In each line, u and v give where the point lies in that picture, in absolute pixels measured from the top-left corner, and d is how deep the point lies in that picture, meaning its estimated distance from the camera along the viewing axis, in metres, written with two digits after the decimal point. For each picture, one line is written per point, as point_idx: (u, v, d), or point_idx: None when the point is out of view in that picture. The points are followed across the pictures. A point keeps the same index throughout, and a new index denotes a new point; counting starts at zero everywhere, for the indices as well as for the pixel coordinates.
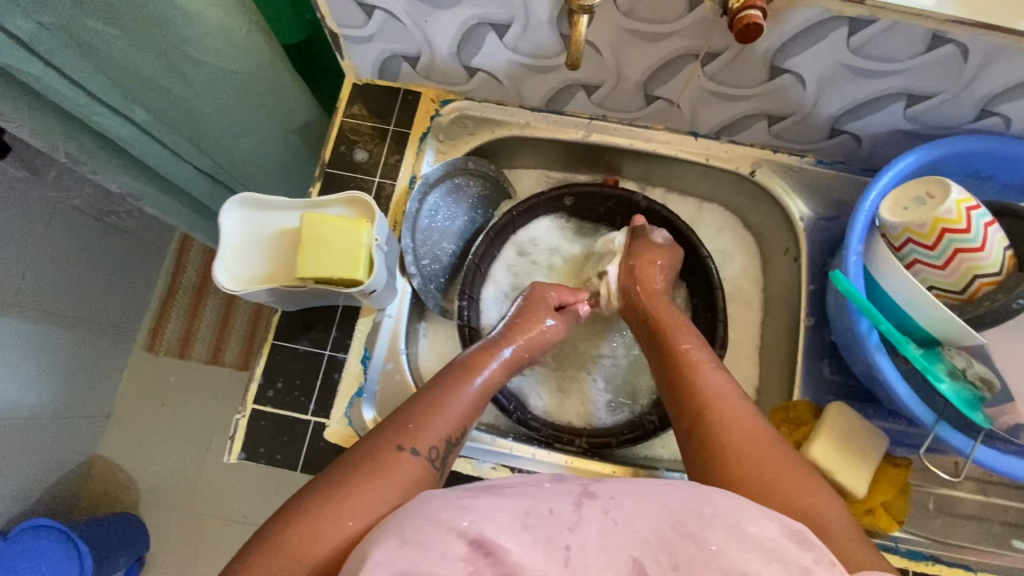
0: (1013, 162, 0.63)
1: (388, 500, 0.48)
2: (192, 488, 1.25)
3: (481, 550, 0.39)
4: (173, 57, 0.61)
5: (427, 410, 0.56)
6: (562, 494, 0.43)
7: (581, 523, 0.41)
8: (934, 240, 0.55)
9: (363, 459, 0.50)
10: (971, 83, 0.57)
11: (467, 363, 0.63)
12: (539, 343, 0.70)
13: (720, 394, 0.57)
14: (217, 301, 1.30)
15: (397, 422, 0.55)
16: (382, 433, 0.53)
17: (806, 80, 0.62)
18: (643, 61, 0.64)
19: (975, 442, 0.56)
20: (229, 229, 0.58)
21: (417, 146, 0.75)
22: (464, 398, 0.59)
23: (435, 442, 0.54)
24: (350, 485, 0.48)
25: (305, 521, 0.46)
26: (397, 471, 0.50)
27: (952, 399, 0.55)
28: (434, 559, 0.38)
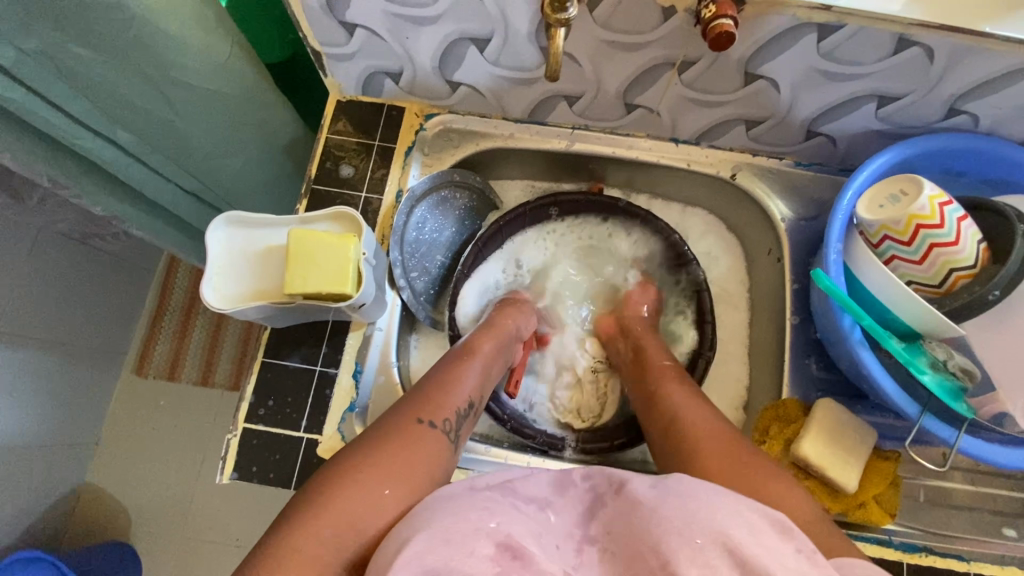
0: (981, 158, 0.65)
1: (418, 473, 0.50)
2: (185, 512, 1.24)
3: (509, 552, 0.40)
4: (156, 78, 0.61)
5: (436, 387, 0.59)
6: (562, 534, 0.46)
7: (582, 565, 0.44)
8: (909, 237, 0.57)
9: (389, 434, 0.52)
10: (937, 83, 0.59)
11: (466, 345, 0.66)
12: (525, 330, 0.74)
13: (687, 407, 0.61)
14: (206, 321, 1.29)
15: (409, 401, 0.57)
16: (399, 411, 0.55)
17: (780, 85, 0.64)
18: (622, 71, 0.65)
19: (959, 433, 0.57)
20: (216, 248, 0.58)
21: (403, 159, 0.76)
22: (466, 370, 0.62)
23: (447, 415, 0.56)
24: (382, 458, 0.49)
25: (341, 497, 0.46)
26: (420, 444, 0.52)
27: (935, 390, 0.55)
28: (461, 556, 0.39)
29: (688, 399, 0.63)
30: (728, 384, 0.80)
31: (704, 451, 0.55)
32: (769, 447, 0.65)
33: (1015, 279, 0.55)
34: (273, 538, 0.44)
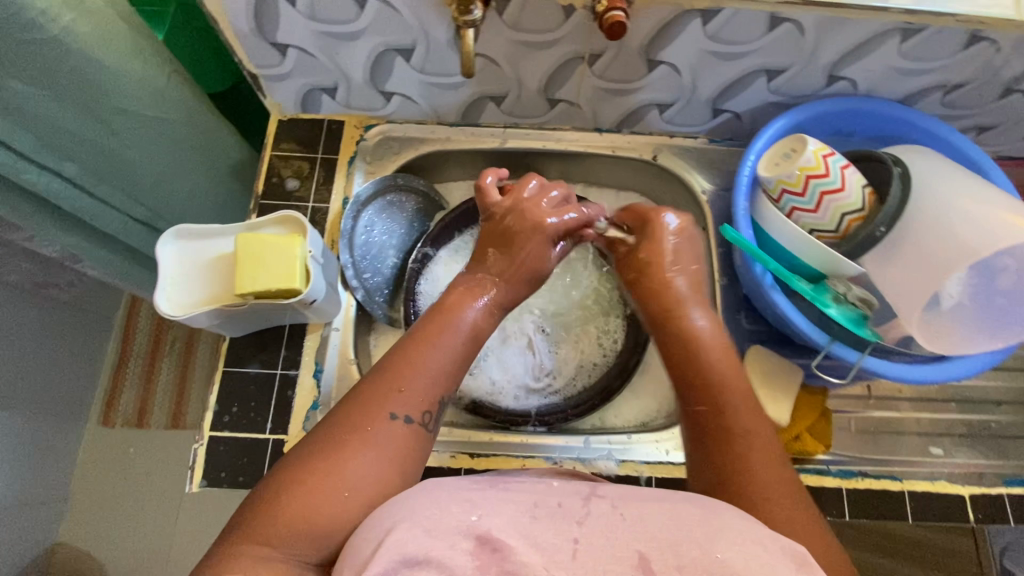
0: (862, 117, 0.75)
1: (387, 470, 0.47)
2: (163, 556, 1.21)
3: (489, 545, 0.38)
4: (99, 108, 0.64)
5: (411, 368, 0.52)
6: (569, 491, 0.44)
7: (590, 518, 0.41)
8: (803, 188, 0.64)
9: (360, 430, 0.47)
10: (812, 54, 0.67)
11: (443, 307, 0.58)
12: (520, 264, 0.64)
13: (744, 410, 0.54)
14: (174, 359, 1.29)
15: (382, 383, 0.50)
16: (373, 395, 0.49)
17: (680, 69, 0.71)
18: (539, 69, 0.72)
19: (862, 355, 0.63)
20: (166, 261, 0.61)
21: (346, 169, 0.80)
22: (451, 351, 0.55)
23: (427, 407, 0.51)
24: (349, 453, 0.46)
25: (297, 497, 0.43)
26: (394, 443, 0.48)
27: (840, 321, 0.64)
28: (443, 547, 0.38)
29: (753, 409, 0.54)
30: None
31: (754, 479, 0.49)
32: None
33: (895, 214, 0.62)
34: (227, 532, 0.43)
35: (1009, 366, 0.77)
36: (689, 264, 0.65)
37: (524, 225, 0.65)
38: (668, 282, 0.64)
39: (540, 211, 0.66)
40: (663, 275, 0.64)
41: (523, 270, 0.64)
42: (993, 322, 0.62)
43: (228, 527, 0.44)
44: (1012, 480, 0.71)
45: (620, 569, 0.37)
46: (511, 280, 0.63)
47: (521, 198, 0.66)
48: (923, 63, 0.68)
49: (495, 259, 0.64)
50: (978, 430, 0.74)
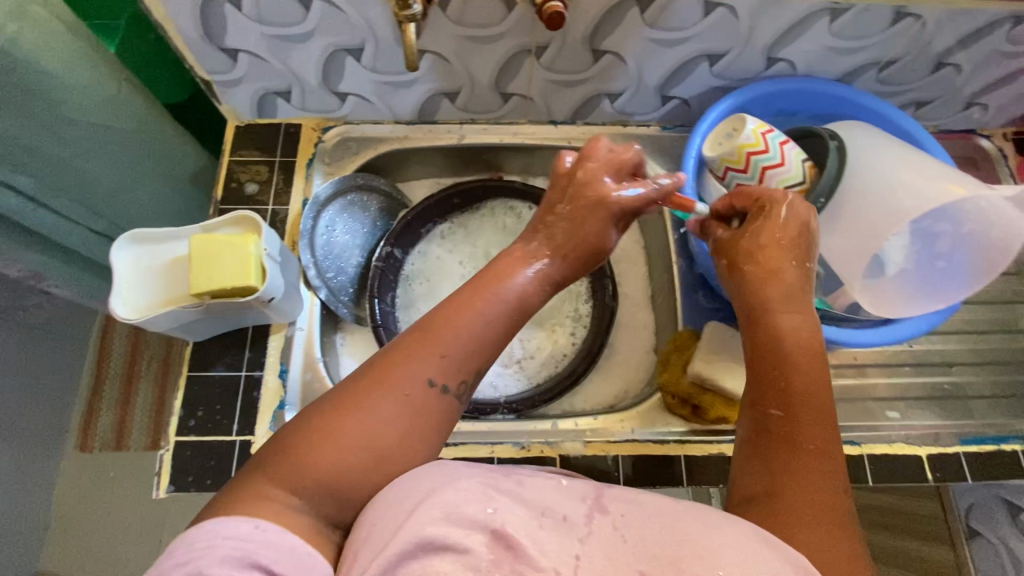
0: (804, 96, 0.78)
1: (416, 440, 0.44)
2: None
3: (502, 541, 0.38)
4: (48, 118, 0.65)
5: (449, 332, 0.48)
6: (574, 500, 0.43)
7: (593, 535, 0.40)
8: (744, 164, 0.66)
9: (395, 393, 0.44)
10: (749, 37, 0.70)
11: (491, 273, 0.54)
12: (576, 244, 0.58)
13: (823, 406, 0.48)
14: (150, 384, 1.26)
15: (423, 347, 0.46)
16: (411, 359, 0.45)
17: (625, 57, 0.73)
18: (488, 63, 0.73)
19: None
20: (121, 265, 0.60)
21: (306, 171, 0.81)
22: (493, 318, 0.50)
23: (463, 377, 0.47)
24: (381, 419, 0.43)
25: (323, 454, 0.41)
26: (427, 411, 0.45)
27: None
28: (461, 533, 0.37)
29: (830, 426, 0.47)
30: (639, 331, 0.85)
31: (804, 502, 0.43)
32: (669, 373, 0.72)
33: (833, 185, 0.65)
34: (253, 468, 0.42)
35: (961, 330, 0.79)
36: (801, 258, 0.56)
37: (584, 198, 0.59)
38: (775, 271, 0.55)
39: (606, 186, 0.60)
40: (781, 261, 0.56)
41: (577, 252, 0.58)
42: (930, 280, 0.67)
43: (254, 460, 0.42)
44: (968, 439, 0.73)
45: None
46: (566, 258, 0.58)
47: (587, 165, 0.61)
48: (855, 41, 0.71)
49: (549, 227, 0.59)
50: (933, 392, 0.76)
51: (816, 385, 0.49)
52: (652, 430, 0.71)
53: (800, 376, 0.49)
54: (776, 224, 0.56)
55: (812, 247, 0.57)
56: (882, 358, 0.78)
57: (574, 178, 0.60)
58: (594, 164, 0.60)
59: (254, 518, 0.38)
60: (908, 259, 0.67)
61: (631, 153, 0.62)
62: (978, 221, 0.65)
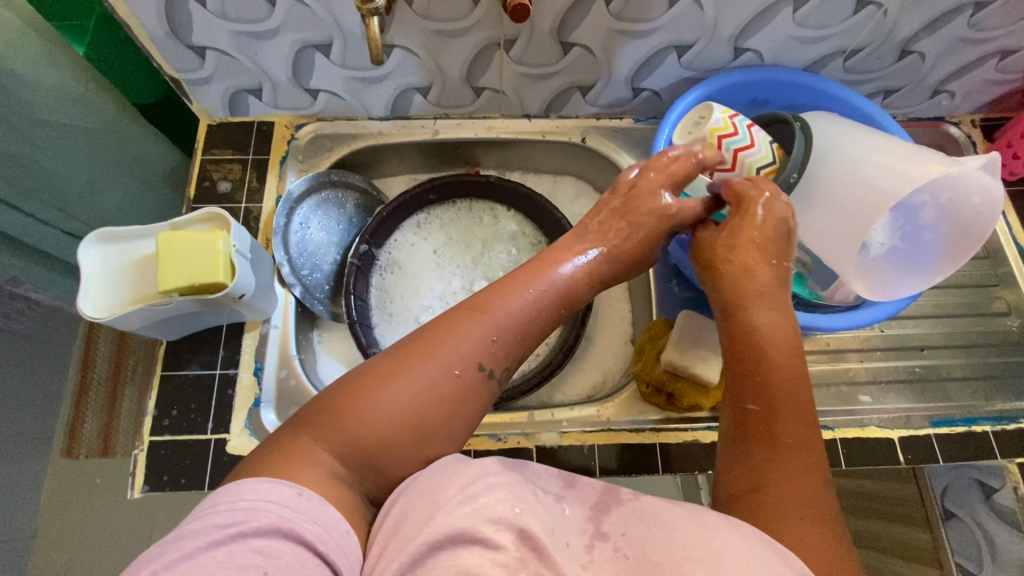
0: (774, 85, 0.79)
1: (461, 421, 0.46)
2: None
3: (529, 542, 0.39)
4: (13, 119, 0.65)
5: (501, 316, 0.49)
6: (574, 529, 0.43)
7: (594, 563, 0.41)
8: (717, 148, 0.67)
9: (445, 371, 0.45)
10: (714, 27, 0.71)
11: (541, 259, 0.55)
12: (627, 248, 0.59)
13: (796, 400, 0.48)
14: (134, 388, 1.18)
15: (476, 332, 0.47)
16: (464, 340, 0.47)
17: (593, 49, 0.73)
18: (458, 57, 0.73)
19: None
20: (91, 265, 0.60)
21: (279, 169, 0.80)
22: (540, 306, 0.52)
23: (508, 364, 0.49)
24: (432, 398, 0.44)
25: (367, 429, 0.43)
26: (471, 394, 0.46)
27: None
28: (490, 526, 0.39)
29: (806, 420, 0.47)
30: (617, 322, 0.86)
31: (783, 495, 0.43)
32: (644, 362, 0.73)
33: (803, 159, 0.67)
34: (290, 437, 0.43)
35: (931, 313, 0.81)
36: (770, 254, 0.56)
37: (642, 206, 0.60)
38: (744, 268, 0.55)
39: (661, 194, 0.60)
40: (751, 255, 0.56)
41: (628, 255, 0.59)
42: (917, 257, 0.67)
43: (290, 428, 0.43)
44: (939, 421, 0.74)
45: None
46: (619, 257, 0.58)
47: (647, 174, 0.61)
48: (819, 30, 0.72)
49: (603, 224, 0.59)
50: (904, 376, 0.77)
51: (791, 379, 0.49)
52: (629, 417, 0.72)
53: (775, 370, 0.49)
54: (751, 223, 0.57)
55: (790, 241, 0.58)
56: (854, 343, 0.79)
57: (636, 183, 0.61)
58: (655, 174, 0.60)
59: (297, 486, 0.39)
60: (892, 238, 0.68)
61: (698, 156, 0.62)
62: (955, 191, 0.64)
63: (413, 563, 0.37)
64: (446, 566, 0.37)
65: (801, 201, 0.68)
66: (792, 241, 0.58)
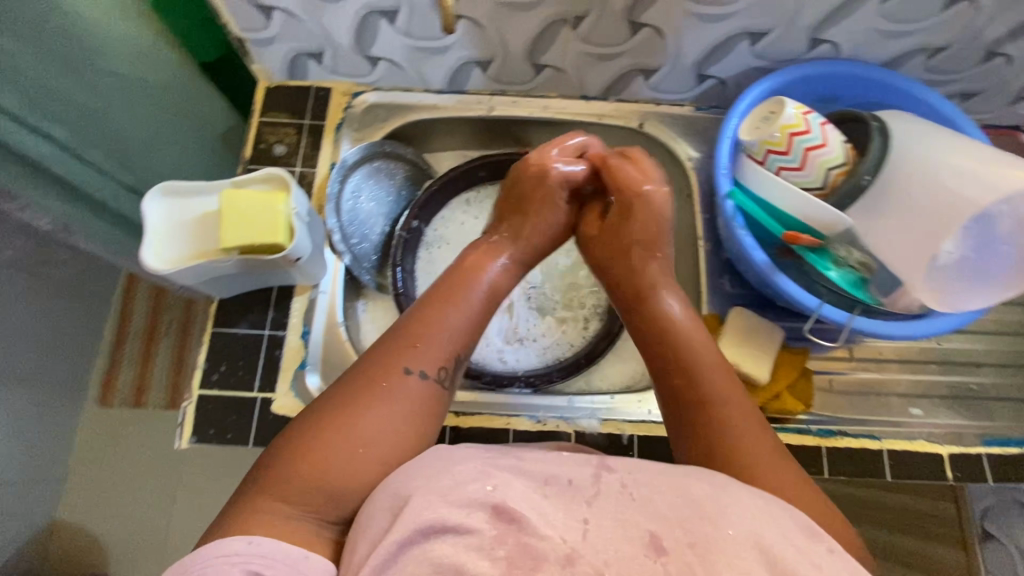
0: (849, 80, 0.75)
1: (402, 424, 0.49)
2: (162, 539, 1.23)
3: (504, 516, 0.39)
4: (86, 68, 0.65)
5: (429, 328, 0.55)
6: (579, 465, 0.44)
7: (599, 496, 0.41)
8: (787, 146, 0.65)
9: (372, 385, 0.50)
10: (794, 15, 0.68)
11: (461, 272, 0.62)
12: (528, 228, 0.68)
13: (726, 375, 0.52)
14: (169, 341, 1.29)
15: (401, 343, 0.53)
16: (389, 352, 0.52)
17: (663, 32, 0.71)
18: (524, 32, 0.72)
19: (852, 316, 0.64)
20: (154, 218, 0.61)
21: (334, 136, 0.80)
22: (460, 318, 0.57)
23: (442, 364, 0.53)
24: (367, 406, 0.48)
25: (312, 452, 0.46)
26: (406, 397, 0.50)
27: (840, 284, 0.66)
28: (462, 514, 0.40)
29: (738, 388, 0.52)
30: None
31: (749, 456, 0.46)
32: None
33: (877, 163, 0.64)
34: (233, 504, 0.45)
35: (991, 330, 0.78)
36: (652, 250, 0.65)
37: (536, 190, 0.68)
38: (637, 265, 0.65)
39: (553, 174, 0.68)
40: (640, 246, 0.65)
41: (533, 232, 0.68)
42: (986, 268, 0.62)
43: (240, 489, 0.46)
44: (991, 440, 0.71)
45: (632, 551, 0.38)
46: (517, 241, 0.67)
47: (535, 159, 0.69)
48: (904, 24, 0.68)
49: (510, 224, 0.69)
50: (956, 392, 0.74)
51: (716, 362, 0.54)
52: None
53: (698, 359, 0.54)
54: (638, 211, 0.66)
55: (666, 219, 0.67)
56: (908, 354, 0.76)
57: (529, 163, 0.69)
58: (545, 161, 0.69)
59: (248, 535, 0.42)
60: (963, 247, 0.61)
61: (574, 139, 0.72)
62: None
63: (386, 563, 0.39)
64: (421, 561, 0.38)
65: (868, 204, 0.64)
66: (665, 224, 0.67)
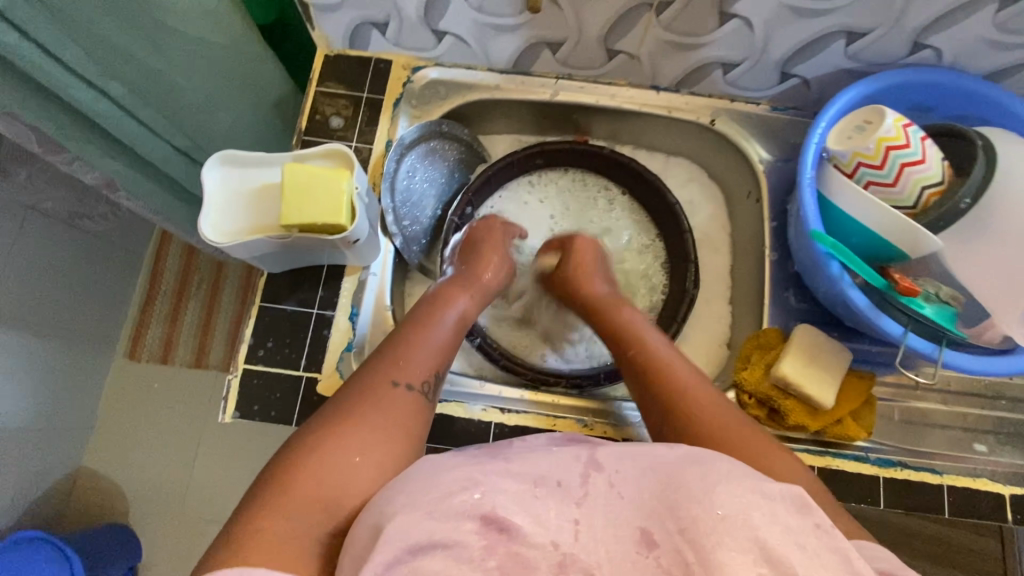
0: (950, 95, 0.68)
1: (394, 434, 0.51)
2: (184, 495, 1.25)
3: (494, 525, 0.41)
4: (147, 25, 0.62)
5: (412, 345, 0.59)
6: (568, 464, 0.46)
7: (588, 498, 0.43)
8: (881, 160, 0.60)
9: (359, 399, 0.52)
10: (900, 17, 0.62)
11: (436, 297, 0.66)
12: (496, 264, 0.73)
13: (705, 397, 0.57)
14: (198, 301, 1.30)
15: (383, 362, 0.56)
16: (374, 369, 0.55)
17: (753, 24, 0.66)
18: (602, 16, 0.68)
19: (938, 349, 0.60)
20: (211, 187, 0.59)
21: (392, 111, 0.77)
22: (441, 333, 0.61)
23: (426, 377, 0.57)
24: (360, 420, 0.50)
25: (309, 467, 0.46)
26: (395, 407, 0.53)
27: (937, 321, 0.60)
28: (445, 529, 0.40)
29: (717, 403, 0.56)
30: (712, 322, 0.82)
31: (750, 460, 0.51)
32: (750, 372, 0.68)
33: (980, 187, 0.59)
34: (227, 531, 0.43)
35: None
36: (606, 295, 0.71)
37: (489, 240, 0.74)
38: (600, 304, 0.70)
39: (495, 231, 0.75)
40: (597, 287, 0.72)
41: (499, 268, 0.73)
42: None
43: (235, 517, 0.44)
44: None
45: (623, 549, 0.40)
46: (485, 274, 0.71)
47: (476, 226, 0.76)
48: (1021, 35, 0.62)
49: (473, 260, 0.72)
50: None
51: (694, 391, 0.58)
52: None
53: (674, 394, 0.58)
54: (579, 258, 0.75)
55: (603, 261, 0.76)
56: (979, 387, 0.72)
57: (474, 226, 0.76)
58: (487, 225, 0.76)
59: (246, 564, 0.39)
60: None
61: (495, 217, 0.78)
62: None
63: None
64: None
65: (961, 231, 0.60)
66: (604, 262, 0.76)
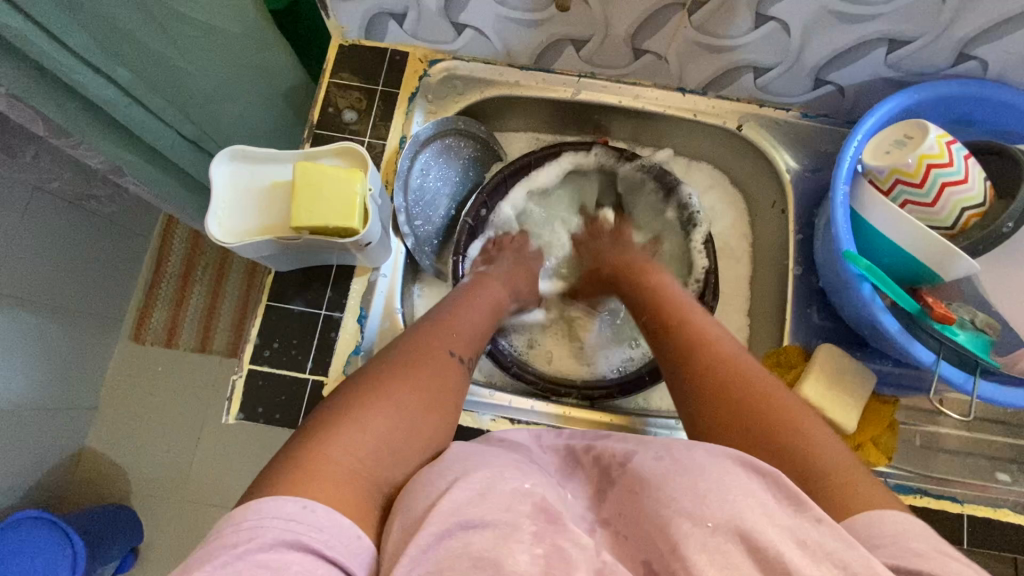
0: (992, 107, 0.64)
1: (439, 396, 0.50)
2: (186, 480, 1.25)
3: (546, 513, 0.38)
4: (156, 10, 0.59)
5: (461, 319, 0.61)
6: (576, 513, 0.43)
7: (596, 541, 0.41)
8: (921, 178, 0.58)
9: (413, 350, 0.53)
10: (948, 26, 0.59)
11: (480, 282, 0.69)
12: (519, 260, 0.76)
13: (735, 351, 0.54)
14: (204, 287, 1.28)
15: (435, 328, 0.57)
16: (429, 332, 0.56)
17: (791, 28, 0.62)
18: (632, 14, 0.64)
19: (974, 379, 0.57)
20: (219, 183, 0.57)
21: (407, 106, 0.75)
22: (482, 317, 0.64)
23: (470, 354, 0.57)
24: (413, 368, 0.50)
25: (363, 399, 0.46)
26: (446, 370, 0.53)
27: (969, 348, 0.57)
28: (498, 511, 0.37)
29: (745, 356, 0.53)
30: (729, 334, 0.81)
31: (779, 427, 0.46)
32: None
33: None
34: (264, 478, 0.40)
35: None
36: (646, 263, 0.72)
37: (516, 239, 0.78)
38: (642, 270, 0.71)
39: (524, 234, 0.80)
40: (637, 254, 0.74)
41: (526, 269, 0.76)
42: None
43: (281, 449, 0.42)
44: None
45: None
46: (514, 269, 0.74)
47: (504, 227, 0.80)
48: None
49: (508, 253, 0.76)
50: None
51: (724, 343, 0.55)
52: None
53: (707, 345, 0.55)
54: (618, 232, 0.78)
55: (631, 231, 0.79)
56: (1005, 415, 0.70)
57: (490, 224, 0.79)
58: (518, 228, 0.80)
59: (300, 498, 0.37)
60: None
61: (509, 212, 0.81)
62: None
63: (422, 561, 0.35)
64: (460, 556, 0.35)
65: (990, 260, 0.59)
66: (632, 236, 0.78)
